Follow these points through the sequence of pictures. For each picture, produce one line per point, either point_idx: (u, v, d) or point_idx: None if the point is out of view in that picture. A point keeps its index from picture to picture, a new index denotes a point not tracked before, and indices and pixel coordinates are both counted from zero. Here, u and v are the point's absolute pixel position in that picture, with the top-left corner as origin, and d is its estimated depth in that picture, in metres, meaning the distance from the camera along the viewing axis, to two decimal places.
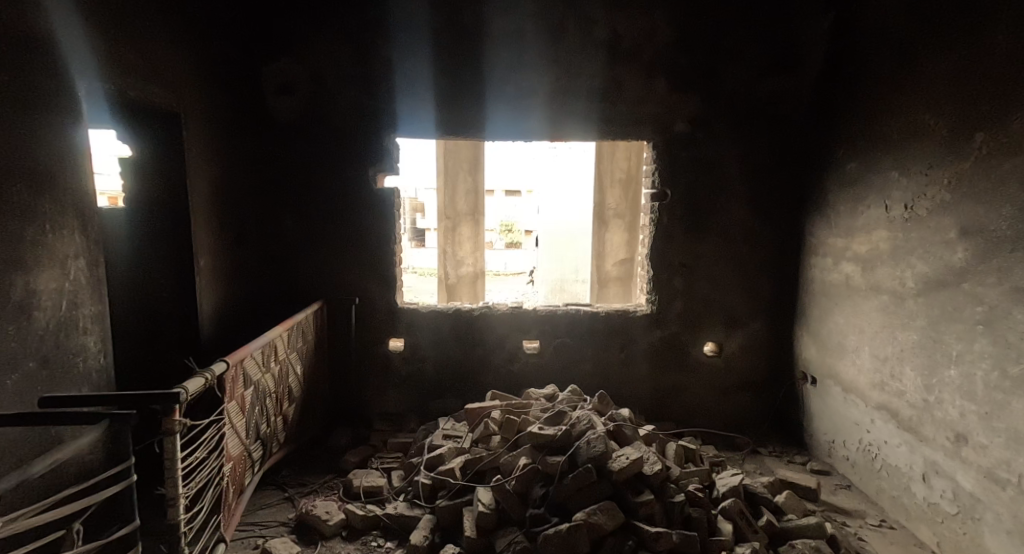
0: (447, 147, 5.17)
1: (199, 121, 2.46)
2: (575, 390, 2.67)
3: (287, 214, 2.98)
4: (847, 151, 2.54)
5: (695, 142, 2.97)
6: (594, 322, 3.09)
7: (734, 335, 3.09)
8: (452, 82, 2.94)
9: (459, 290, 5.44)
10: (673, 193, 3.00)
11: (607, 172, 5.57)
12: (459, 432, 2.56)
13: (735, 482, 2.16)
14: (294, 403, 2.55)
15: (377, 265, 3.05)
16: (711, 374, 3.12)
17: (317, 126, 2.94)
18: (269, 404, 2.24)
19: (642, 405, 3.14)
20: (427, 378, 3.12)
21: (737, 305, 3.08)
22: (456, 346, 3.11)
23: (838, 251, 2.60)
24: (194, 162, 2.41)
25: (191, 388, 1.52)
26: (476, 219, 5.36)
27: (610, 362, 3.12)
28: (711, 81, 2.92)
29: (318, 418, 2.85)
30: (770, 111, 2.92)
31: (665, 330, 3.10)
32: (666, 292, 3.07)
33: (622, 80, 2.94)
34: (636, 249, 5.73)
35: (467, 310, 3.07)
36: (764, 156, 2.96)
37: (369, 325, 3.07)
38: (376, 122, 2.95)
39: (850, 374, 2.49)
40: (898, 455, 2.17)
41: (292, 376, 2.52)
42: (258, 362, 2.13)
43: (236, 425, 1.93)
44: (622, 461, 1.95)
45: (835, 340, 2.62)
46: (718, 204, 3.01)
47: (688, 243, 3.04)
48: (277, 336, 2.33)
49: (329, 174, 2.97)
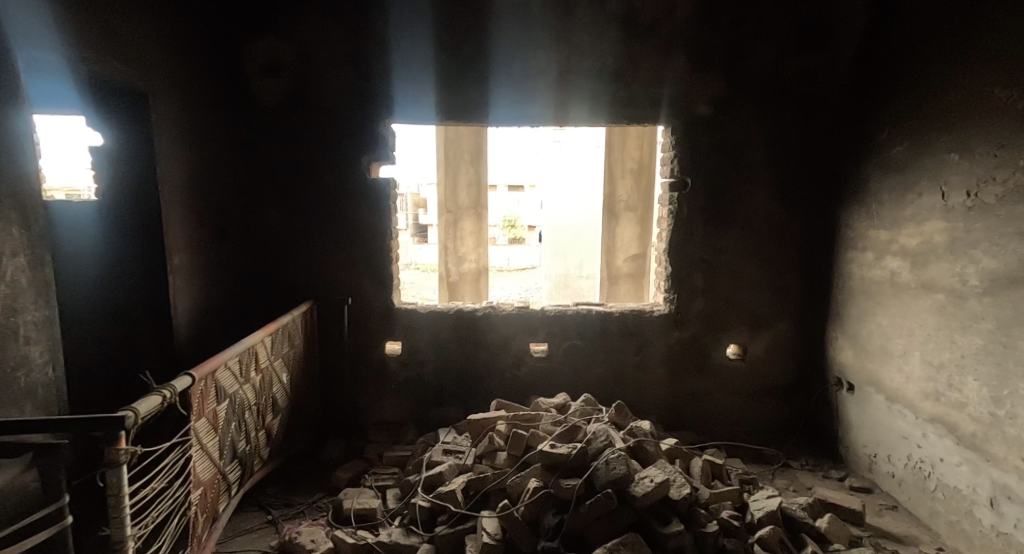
0: (448, 136, 4.91)
1: (172, 104, 2.21)
2: (588, 399, 2.43)
3: (274, 208, 2.74)
4: (893, 133, 2.28)
5: (719, 126, 2.71)
6: (607, 323, 2.84)
7: (760, 336, 2.84)
8: (451, 61, 2.68)
9: (461, 288, 5.20)
10: (694, 182, 2.74)
11: (617, 162, 5.30)
12: (461, 447, 2.32)
13: (773, 507, 1.92)
14: (280, 415, 2.32)
15: (372, 263, 2.81)
16: (734, 379, 2.87)
17: (305, 112, 2.69)
18: (248, 418, 2.00)
19: (659, 413, 2.90)
20: (427, 384, 2.89)
21: (763, 304, 2.82)
22: (457, 350, 2.87)
23: (881, 245, 2.34)
24: (165, 149, 2.16)
25: (142, 409, 1.28)
26: (479, 212, 5.10)
27: (625, 366, 2.87)
28: (737, 58, 2.65)
29: (308, 429, 2.62)
30: (802, 91, 2.66)
31: (685, 331, 2.85)
32: (686, 290, 2.81)
33: (638, 58, 2.68)
34: (648, 244, 5.45)
35: (470, 310, 2.83)
36: (794, 141, 2.70)
37: (364, 327, 2.83)
38: (370, 107, 2.71)
39: (896, 382, 2.24)
40: (957, 475, 1.92)
41: (277, 386, 2.28)
42: (235, 372, 1.89)
43: (208, 446, 1.70)
44: (647, 484, 1.74)
45: (876, 343, 2.37)
46: (743, 194, 2.75)
47: (710, 237, 2.78)
48: (258, 342, 2.10)
49: (321, 165, 2.73)
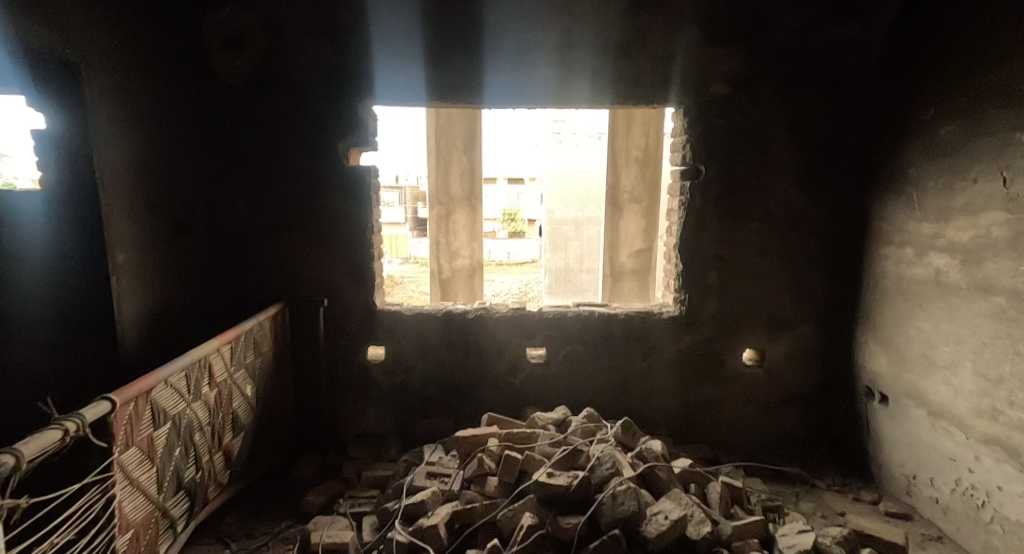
0: (439, 121, 4.60)
1: (110, 76, 1.91)
2: (590, 414, 2.16)
3: (241, 199, 2.45)
4: (942, 112, 1.99)
5: (737, 107, 2.42)
6: (612, 326, 2.57)
7: (780, 340, 2.57)
8: (439, 33, 2.39)
9: (455, 285, 4.92)
10: (708, 170, 2.46)
11: (621, 150, 4.99)
12: (447, 470, 2.05)
13: (806, 544, 1.65)
14: (242, 433, 2.05)
15: (351, 261, 2.53)
16: (751, 388, 2.61)
17: (273, 91, 2.40)
18: (199, 442, 1.73)
19: (667, 424, 2.65)
20: (413, 394, 2.62)
21: (784, 305, 2.55)
22: (447, 356, 2.60)
23: (924, 241, 2.06)
24: (101, 129, 1.85)
25: (31, 450, 1.01)
26: (472, 204, 4.83)
27: (631, 373, 2.61)
28: (759, 29, 2.35)
29: (278, 446, 2.35)
30: (830, 66, 2.37)
31: (697, 335, 2.58)
32: (699, 291, 2.54)
33: (646, 30, 2.39)
34: (654, 238, 5.15)
35: (460, 312, 2.56)
36: (822, 122, 2.41)
37: (342, 331, 2.56)
38: (346, 85, 2.42)
39: (941, 396, 1.97)
40: (1019, 507, 1.65)
41: (238, 400, 2.01)
42: (180, 390, 1.62)
43: (140, 480, 1.43)
44: (660, 523, 1.52)
45: (916, 351, 2.10)
46: (764, 183, 2.47)
47: (726, 230, 2.50)
48: (213, 352, 1.82)
49: (291, 150, 2.44)
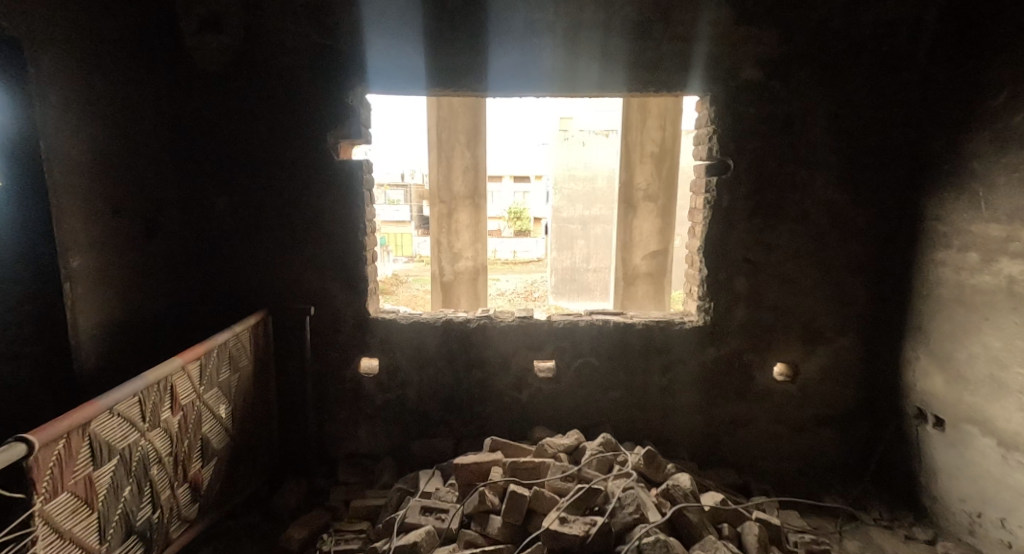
0: (440, 114, 4.36)
1: (62, 55, 1.67)
2: (606, 440, 1.92)
3: (221, 197, 2.22)
4: (1016, 96, 1.73)
5: (770, 94, 2.16)
6: (628, 337, 2.32)
7: (816, 355, 2.31)
8: (439, 10, 2.13)
9: (457, 288, 4.67)
10: (737, 164, 2.20)
11: (635, 144, 4.72)
12: (444, 504, 1.80)
13: None
14: (213, 461, 1.81)
15: (341, 264, 2.29)
16: (783, 406, 2.36)
17: (255, 78, 2.16)
18: (157, 476, 1.49)
19: (687, 446, 2.40)
20: (409, 411, 2.38)
21: (822, 315, 2.29)
22: (446, 369, 2.35)
23: (994, 245, 1.80)
24: (50, 114, 1.62)
25: None
26: (475, 201, 4.58)
27: (649, 389, 2.36)
28: (798, 5, 2.08)
29: (259, 470, 2.12)
30: (879, 46, 2.10)
31: (722, 347, 2.32)
32: (725, 299, 2.28)
33: (669, 7, 2.13)
34: (670, 240, 4.90)
35: (460, 321, 2.32)
36: (867, 110, 2.14)
37: (332, 342, 2.33)
38: (336, 71, 2.18)
39: (1015, 425, 1.71)
40: None
41: (209, 424, 1.77)
42: (131, 419, 1.38)
43: (74, 532, 1.19)
44: None
45: (983, 371, 1.84)
46: (800, 179, 2.20)
47: (757, 232, 2.24)
48: (176, 372, 1.58)
49: (275, 143, 2.20)
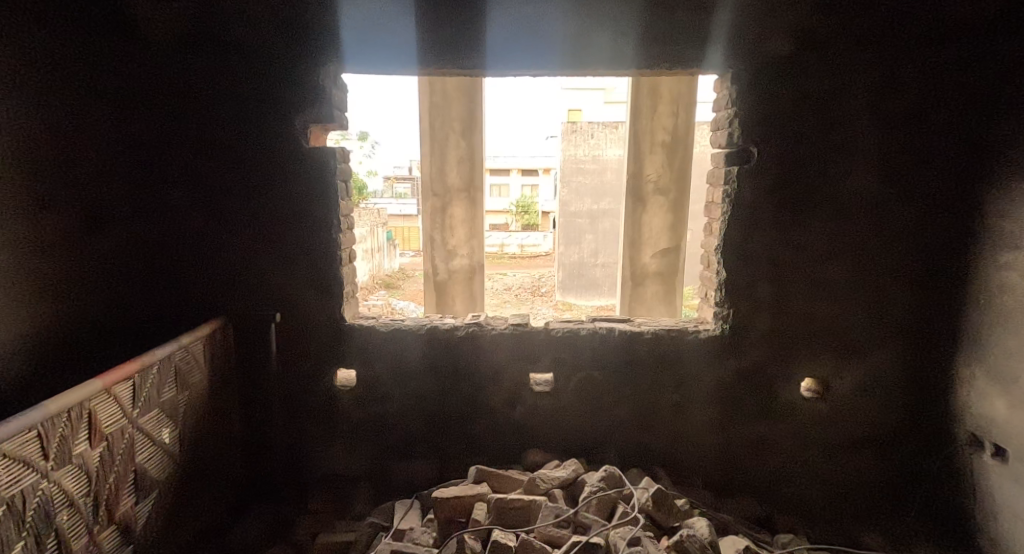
0: (434, 101, 4.08)
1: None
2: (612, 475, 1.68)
3: (177, 188, 1.97)
4: None
5: (802, 68, 1.86)
6: (637, 347, 2.04)
7: (851, 370, 2.02)
8: None
9: (451, 287, 4.40)
10: (763, 151, 1.91)
11: (645, 132, 4.42)
12: (420, 548, 1.51)
13: None
14: (152, 496, 1.56)
15: (312, 264, 2.03)
16: (811, 428, 2.07)
17: (213, 52, 1.89)
18: (65, 523, 1.24)
19: (702, 470, 2.12)
20: (389, 429, 2.13)
21: (859, 324, 1.99)
22: (430, 384, 2.09)
23: None
24: None
25: None
26: (471, 194, 4.31)
27: (659, 408, 2.08)
28: None
29: (215, 498, 1.88)
30: None
31: (743, 360, 2.04)
32: (747, 305, 2.00)
33: None
34: (681, 238, 4.60)
35: (447, 329, 2.05)
36: (918, 86, 1.83)
37: (302, 351, 2.07)
38: (303, 44, 1.91)
39: None
40: None
41: (146, 453, 1.52)
42: (25, 458, 1.13)
43: None
44: None
45: None
46: (837, 167, 1.90)
47: (784, 230, 1.95)
48: (97, 397, 1.33)
49: (238, 128, 1.94)
